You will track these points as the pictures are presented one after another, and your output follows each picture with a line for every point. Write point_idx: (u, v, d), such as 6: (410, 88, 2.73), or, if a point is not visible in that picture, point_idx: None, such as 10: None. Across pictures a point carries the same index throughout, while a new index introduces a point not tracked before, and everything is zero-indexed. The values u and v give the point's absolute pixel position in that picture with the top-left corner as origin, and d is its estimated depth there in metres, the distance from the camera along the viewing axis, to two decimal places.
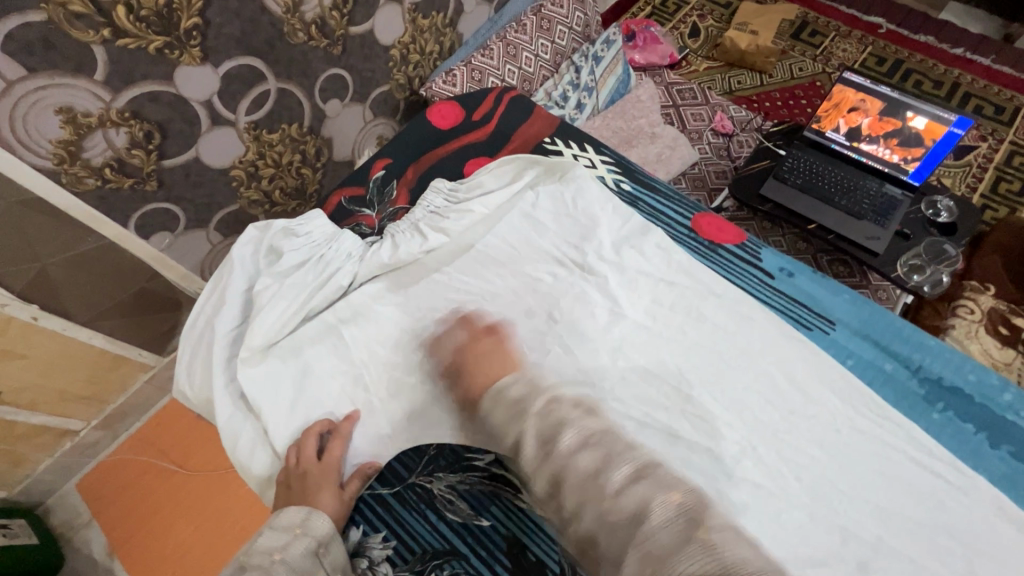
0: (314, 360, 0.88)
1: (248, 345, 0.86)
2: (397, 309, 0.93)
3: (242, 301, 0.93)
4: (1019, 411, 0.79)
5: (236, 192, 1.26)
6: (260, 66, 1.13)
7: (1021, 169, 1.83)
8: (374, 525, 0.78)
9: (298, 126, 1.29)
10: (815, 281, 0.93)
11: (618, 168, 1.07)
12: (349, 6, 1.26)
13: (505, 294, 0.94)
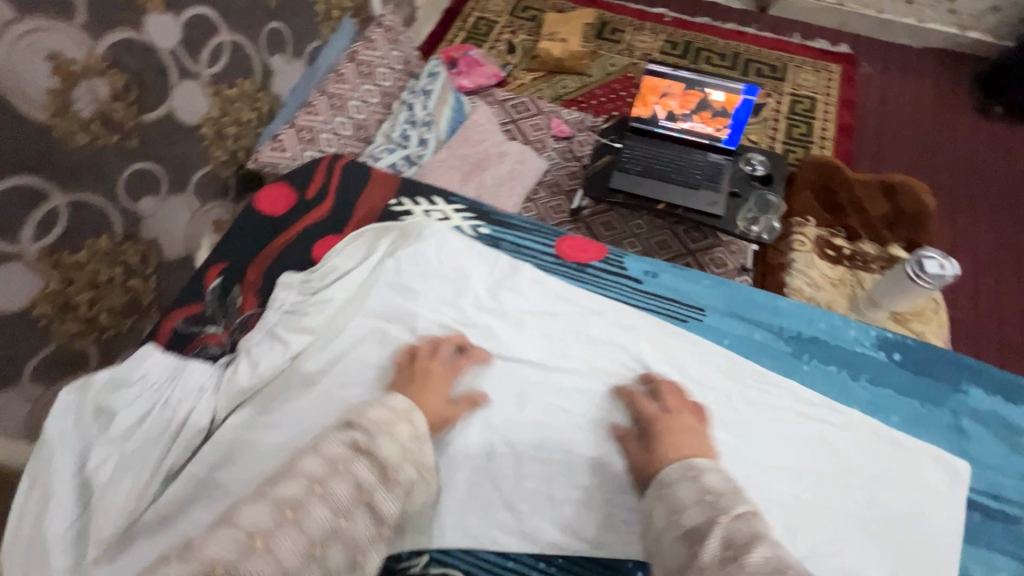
0: (193, 526, 0.76)
1: (99, 540, 0.76)
2: (275, 429, 0.82)
3: (78, 485, 0.80)
4: (863, 342, 0.91)
5: (46, 331, 1.12)
6: (40, 182, 1.03)
7: (803, 114, 2.17)
8: None
9: (109, 237, 1.19)
10: (677, 275, 0.99)
11: (473, 215, 1.06)
12: (135, 93, 1.17)
13: None
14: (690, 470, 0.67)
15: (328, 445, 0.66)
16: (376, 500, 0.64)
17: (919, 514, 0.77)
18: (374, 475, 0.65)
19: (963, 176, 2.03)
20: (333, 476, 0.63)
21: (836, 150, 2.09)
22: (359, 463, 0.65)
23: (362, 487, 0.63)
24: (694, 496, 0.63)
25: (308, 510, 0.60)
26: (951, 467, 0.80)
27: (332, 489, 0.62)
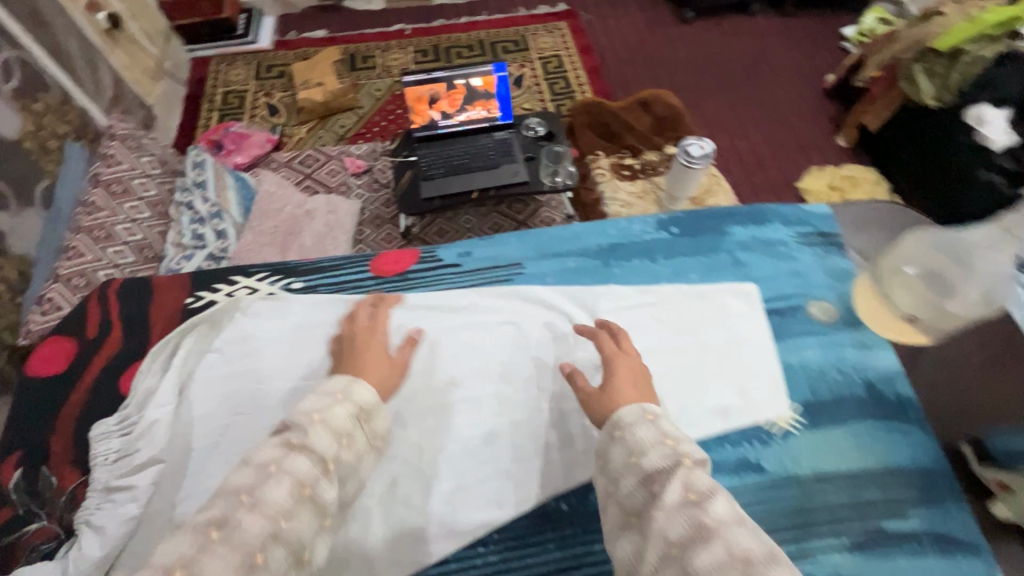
0: None
1: None
2: None
3: None
4: (648, 230, 1.07)
5: None
6: None
7: (557, 71, 2.43)
8: None
9: None
10: (486, 245, 1.06)
11: (279, 274, 1.02)
12: None
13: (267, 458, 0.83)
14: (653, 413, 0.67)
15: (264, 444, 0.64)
16: (318, 489, 0.63)
17: (735, 338, 0.93)
18: (311, 463, 0.63)
19: (692, 74, 2.43)
20: (267, 479, 0.60)
21: (594, 90, 2.36)
22: (296, 459, 0.63)
23: (303, 484, 0.62)
24: (656, 441, 0.64)
25: (242, 516, 0.56)
26: (743, 291, 0.98)
27: (271, 488, 0.59)
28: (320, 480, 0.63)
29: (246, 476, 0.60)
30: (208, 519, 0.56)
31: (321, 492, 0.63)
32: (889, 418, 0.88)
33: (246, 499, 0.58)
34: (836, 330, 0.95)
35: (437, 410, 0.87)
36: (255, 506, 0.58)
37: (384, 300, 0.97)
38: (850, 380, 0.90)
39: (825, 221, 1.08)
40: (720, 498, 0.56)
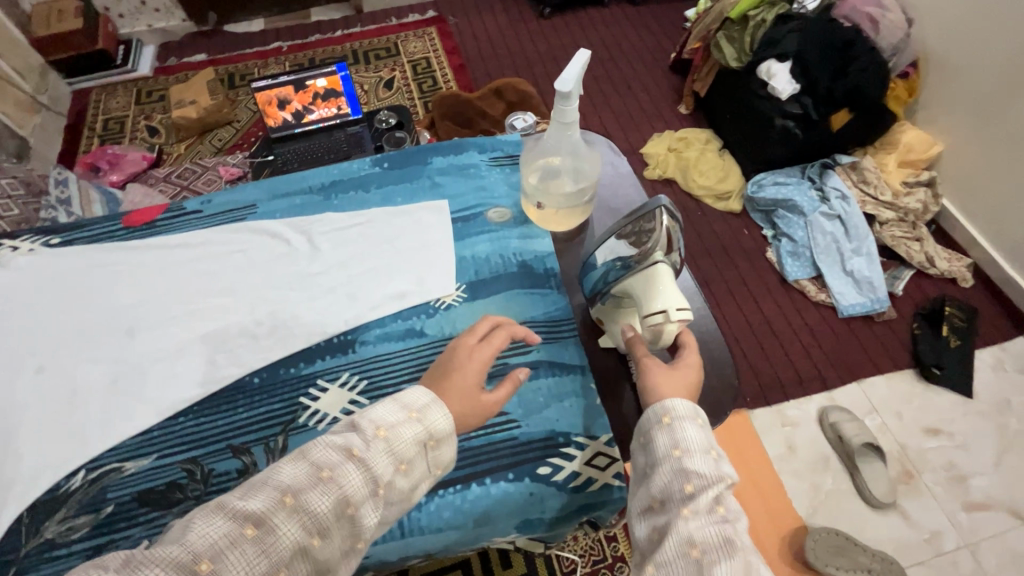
0: None
1: None
2: None
3: None
4: (380, 162, 0.96)
5: None
6: None
7: (425, 71, 2.60)
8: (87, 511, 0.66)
9: None
10: (228, 191, 0.94)
11: (42, 233, 0.90)
12: None
13: (33, 394, 0.75)
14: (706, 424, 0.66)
15: (319, 451, 0.60)
16: (360, 512, 0.59)
17: (419, 236, 0.89)
18: (364, 490, 0.59)
19: (549, 62, 2.65)
20: (314, 484, 0.57)
21: (459, 84, 2.54)
22: (350, 473, 0.59)
23: (347, 501, 0.58)
24: (705, 447, 0.64)
25: (277, 524, 0.54)
26: (436, 210, 0.91)
27: (310, 499, 0.56)
28: (364, 505, 0.59)
29: (295, 480, 0.57)
30: (253, 514, 0.54)
31: (362, 514, 0.59)
32: (537, 286, 0.83)
33: (292, 502, 0.55)
34: (506, 228, 0.89)
35: (130, 326, 0.80)
36: (294, 511, 0.55)
37: (137, 253, 0.87)
38: (507, 262, 0.85)
39: (515, 145, 0.98)
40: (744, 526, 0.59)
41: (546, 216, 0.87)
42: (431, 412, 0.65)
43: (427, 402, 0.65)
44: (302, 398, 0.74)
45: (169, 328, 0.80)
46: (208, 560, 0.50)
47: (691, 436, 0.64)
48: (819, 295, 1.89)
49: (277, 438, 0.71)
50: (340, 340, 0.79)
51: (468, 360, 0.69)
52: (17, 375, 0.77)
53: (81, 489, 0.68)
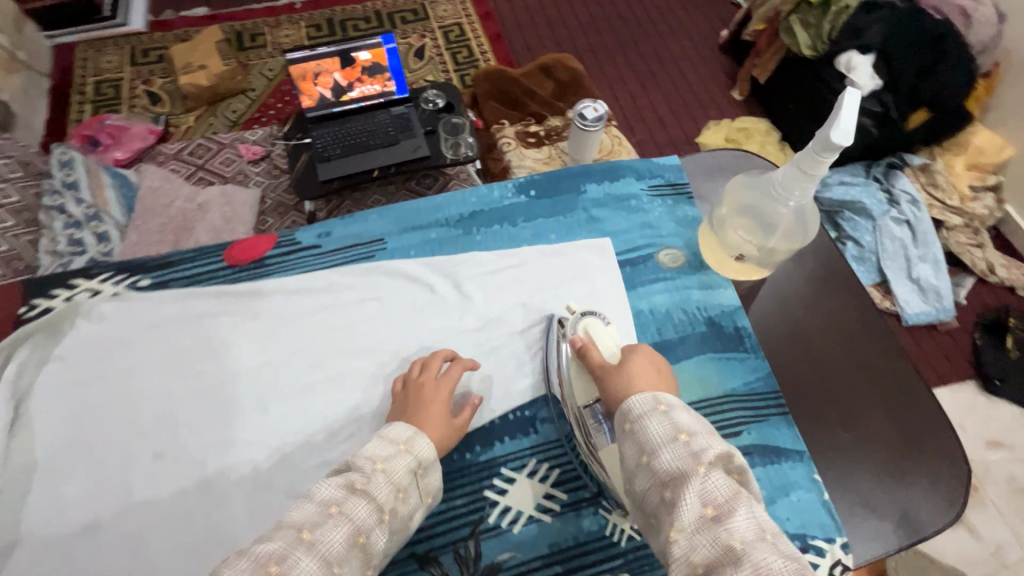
0: None
1: None
2: None
3: None
4: (525, 189, 0.83)
5: None
6: None
7: (459, 39, 2.36)
8: None
9: None
10: (348, 220, 0.79)
11: (126, 272, 0.74)
12: None
13: (151, 489, 0.62)
14: (665, 404, 0.53)
15: (321, 486, 0.51)
16: (371, 539, 0.50)
17: (586, 285, 0.76)
18: (371, 515, 0.50)
19: (593, 35, 2.44)
20: (325, 520, 0.48)
21: (497, 58, 2.32)
22: (356, 502, 0.50)
23: (359, 530, 0.49)
24: (669, 436, 0.51)
25: (298, 559, 0.45)
26: (599, 250, 0.78)
27: (325, 535, 0.47)
28: (376, 529, 0.50)
29: (298, 519, 0.48)
30: (269, 551, 0.45)
31: (374, 541, 0.50)
32: (730, 348, 0.73)
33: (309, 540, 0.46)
34: (684, 275, 0.77)
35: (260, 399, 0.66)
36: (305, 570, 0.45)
37: (250, 300, 0.72)
38: (693, 320, 0.74)
39: (677, 171, 0.86)
40: (738, 507, 0.45)
41: (744, 269, 0.76)
42: (399, 430, 0.57)
43: (409, 433, 0.57)
44: (488, 492, 0.63)
45: (307, 401, 0.67)
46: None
47: (648, 432, 0.52)
48: (885, 301, 1.82)
49: (467, 545, 0.60)
50: (519, 418, 0.68)
51: (434, 394, 0.63)
52: (131, 461, 0.63)
53: None
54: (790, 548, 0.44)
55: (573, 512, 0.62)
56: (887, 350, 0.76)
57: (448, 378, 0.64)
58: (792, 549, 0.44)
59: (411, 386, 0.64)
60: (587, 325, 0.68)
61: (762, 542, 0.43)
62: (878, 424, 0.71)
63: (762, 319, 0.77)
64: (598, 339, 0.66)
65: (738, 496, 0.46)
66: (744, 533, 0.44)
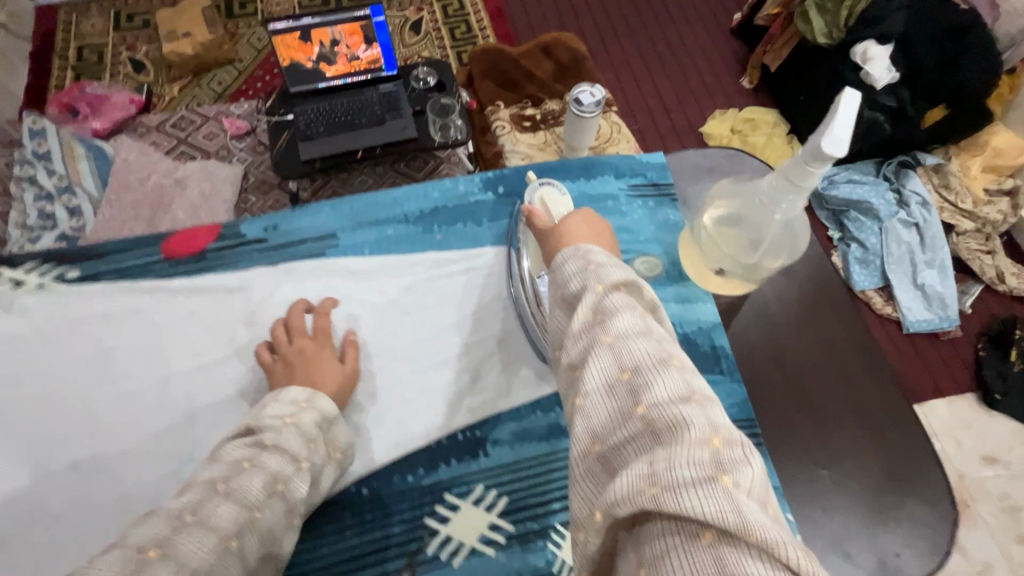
0: None
1: None
2: None
3: None
4: (493, 184, 0.76)
5: None
6: None
7: (458, 14, 2.24)
8: None
9: None
10: (299, 212, 0.73)
11: (52, 262, 0.68)
12: None
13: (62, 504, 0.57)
14: (582, 246, 0.48)
15: (229, 445, 0.51)
16: (292, 486, 0.50)
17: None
18: (288, 463, 0.50)
19: (599, 15, 2.32)
20: (239, 472, 0.48)
21: (497, 35, 2.21)
22: (269, 454, 0.50)
23: (276, 476, 0.49)
24: (577, 268, 0.47)
25: (213, 508, 0.45)
26: None
27: (241, 482, 0.48)
28: (295, 476, 0.51)
29: (211, 474, 0.48)
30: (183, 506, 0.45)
31: (296, 488, 0.50)
32: (705, 370, 0.67)
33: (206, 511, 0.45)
34: (660, 286, 0.71)
35: (189, 407, 0.61)
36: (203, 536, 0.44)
37: (186, 299, 0.67)
38: None
39: (661, 170, 0.79)
40: (626, 312, 0.42)
41: (726, 284, 0.69)
42: (294, 391, 0.56)
43: (306, 392, 0.57)
44: (429, 519, 0.59)
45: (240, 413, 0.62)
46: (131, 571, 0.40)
47: (559, 270, 0.49)
48: (886, 308, 1.72)
49: None
50: (469, 438, 0.62)
51: (315, 355, 0.61)
52: (43, 474, 0.58)
53: None
54: (671, 347, 0.41)
55: (519, 545, 0.58)
56: (877, 374, 0.71)
57: (320, 337, 0.63)
58: (674, 349, 0.41)
59: (282, 356, 0.61)
60: (543, 195, 0.70)
61: (640, 337, 0.40)
62: (860, 459, 0.66)
63: (745, 338, 0.70)
64: (550, 206, 0.68)
65: (631, 306, 0.43)
66: (623, 332, 0.41)
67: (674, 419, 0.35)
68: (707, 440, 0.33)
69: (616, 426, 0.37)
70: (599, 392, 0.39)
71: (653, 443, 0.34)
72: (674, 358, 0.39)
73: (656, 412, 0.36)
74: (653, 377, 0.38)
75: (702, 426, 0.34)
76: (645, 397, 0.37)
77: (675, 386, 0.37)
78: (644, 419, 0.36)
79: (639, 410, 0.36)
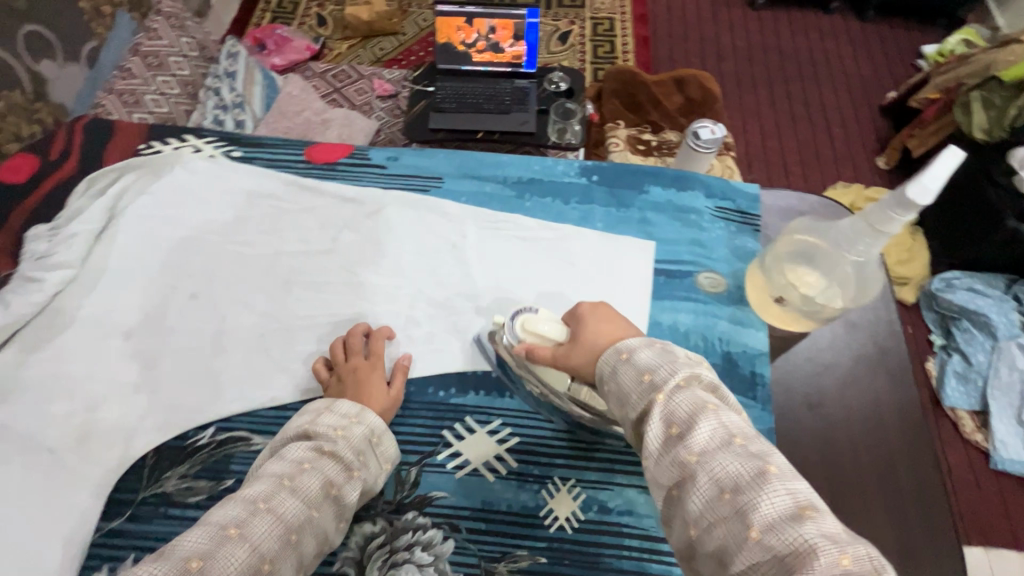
0: None
1: None
2: (36, 400, 0.65)
3: None
4: (588, 172, 0.82)
5: None
6: None
7: (605, 34, 2.34)
8: (212, 471, 0.63)
9: None
10: (418, 153, 0.84)
11: (224, 141, 0.84)
12: None
13: (175, 322, 0.71)
14: (623, 351, 0.51)
15: (291, 448, 0.56)
16: (344, 492, 0.55)
17: (609, 280, 0.74)
18: (341, 472, 0.55)
19: (744, 63, 2.32)
20: (301, 472, 0.54)
21: (637, 60, 2.28)
22: (326, 462, 0.55)
23: (331, 481, 0.54)
24: (634, 379, 0.49)
25: (281, 500, 0.51)
26: (637, 252, 0.76)
27: (303, 482, 0.53)
28: (346, 483, 0.55)
29: (278, 470, 0.54)
30: (257, 493, 0.51)
31: (346, 494, 0.55)
32: (737, 389, 0.68)
33: (266, 504, 0.50)
34: (718, 303, 0.74)
35: (288, 280, 0.74)
36: (271, 510, 0.50)
37: (310, 196, 0.80)
38: (710, 349, 0.70)
39: (751, 200, 0.81)
40: (700, 420, 0.44)
41: (787, 316, 0.70)
42: (347, 405, 0.61)
43: (357, 407, 0.61)
44: (447, 432, 0.66)
45: (324, 296, 0.73)
46: (201, 555, 0.44)
47: (610, 383, 0.51)
48: (975, 435, 1.51)
49: (410, 470, 0.63)
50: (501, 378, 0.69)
51: (366, 375, 0.65)
52: (169, 296, 0.72)
53: (208, 449, 0.64)
54: (760, 448, 0.43)
55: (516, 481, 0.63)
56: (916, 452, 0.70)
57: (374, 358, 0.67)
58: (762, 448, 0.42)
59: (338, 373, 0.66)
60: (524, 325, 0.62)
61: (725, 450, 0.42)
62: (874, 527, 0.66)
63: (787, 375, 0.72)
64: (541, 335, 0.61)
65: (701, 410, 0.45)
66: (705, 446, 0.43)
67: (795, 544, 0.37)
68: (833, 565, 0.35)
69: (733, 554, 0.39)
70: (707, 514, 0.41)
71: (783, 572, 0.37)
72: (768, 466, 0.41)
73: (772, 538, 0.38)
74: (756, 496, 0.40)
75: (824, 545, 0.36)
76: (754, 519, 0.39)
77: (781, 501, 0.39)
78: (764, 548, 0.38)
79: (751, 535, 0.39)
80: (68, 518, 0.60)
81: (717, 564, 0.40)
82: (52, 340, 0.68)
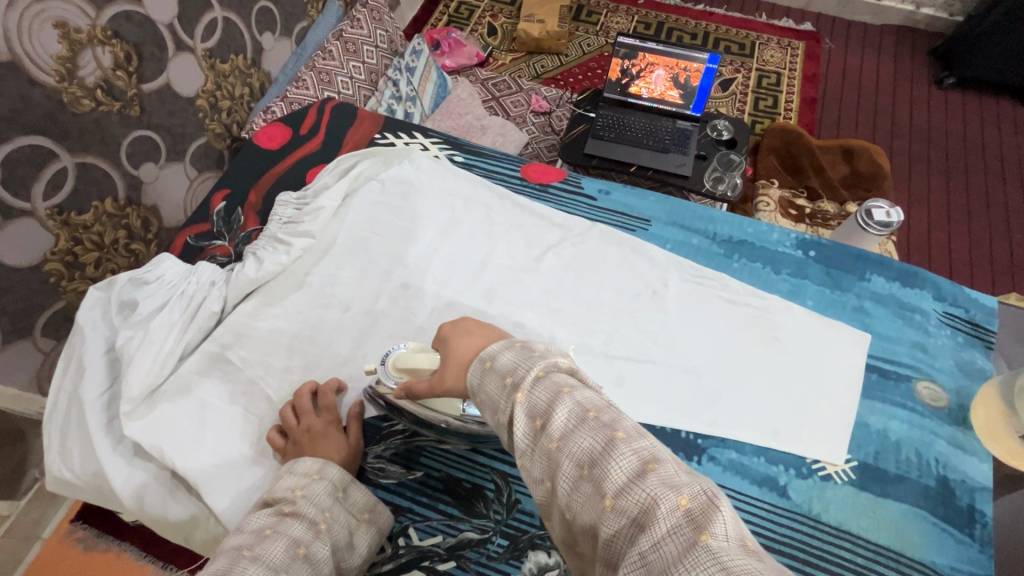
0: (170, 421, 0.64)
1: (51, 475, 0.64)
2: (254, 353, 0.71)
3: (67, 407, 0.66)
4: (803, 246, 0.80)
5: (63, 290, 0.91)
6: (107, 166, 0.92)
7: (770, 88, 2.25)
8: (403, 460, 0.66)
9: (114, 199, 0.94)
10: (629, 191, 0.86)
11: (448, 145, 0.90)
12: (134, 61, 0.93)
13: (383, 307, 0.75)
14: (482, 360, 0.49)
15: (252, 518, 0.53)
16: (313, 551, 0.51)
17: (815, 366, 0.71)
18: (307, 529, 0.52)
19: (919, 143, 2.14)
20: (261, 540, 0.50)
21: (800, 121, 2.18)
22: (291, 522, 0.52)
23: (298, 541, 0.51)
24: (499, 386, 0.47)
25: (242, 569, 0.47)
26: (849, 340, 0.72)
27: (265, 548, 0.49)
28: (315, 541, 0.52)
29: (237, 541, 0.50)
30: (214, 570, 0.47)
31: (316, 552, 0.52)
32: (952, 522, 0.61)
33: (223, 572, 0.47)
34: (936, 420, 0.67)
35: (488, 290, 0.77)
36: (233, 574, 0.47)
37: (521, 212, 0.83)
38: (924, 468, 0.64)
39: (987, 314, 0.74)
40: (558, 407, 0.43)
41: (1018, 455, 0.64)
42: (307, 464, 0.59)
43: (318, 464, 0.59)
44: None
45: (523, 313, 0.75)
46: None
47: (480, 393, 0.48)
48: None
49: None
50: (691, 441, 0.66)
51: (321, 433, 0.62)
52: (384, 281, 0.77)
53: (401, 436, 0.67)
54: (611, 417, 0.42)
55: None
56: None
57: (325, 413, 0.64)
58: (612, 417, 0.42)
59: (292, 437, 0.63)
60: (398, 365, 0.61)
61: (581, 428, 0.42)
62: None
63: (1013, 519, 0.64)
64: (413, 370, 0.60)
65: (558, 396, 0.44)
66: (564, 429, 0.42)
67: (643, 501, 0.37)
68: (675, 508, 0.35)
69: (600, 527, 0.38)
70: (570, 493, 0.40)
71: (636, 531, 0.36)
72: (615, 433, 0.41)
73: (625, 501, 0.37)
74: (608, 465, 0.39)
75: (663, 493, 0.36)
76: (608, 487, 0.38)
77: (626, 462, 0.39)
78: (619, 512, 0.37)
79: (608, 503, 0.38)
80: (269, 469, 0.64)
81: (592, 539, 0.40)
82: (286, 299, 0.75)
